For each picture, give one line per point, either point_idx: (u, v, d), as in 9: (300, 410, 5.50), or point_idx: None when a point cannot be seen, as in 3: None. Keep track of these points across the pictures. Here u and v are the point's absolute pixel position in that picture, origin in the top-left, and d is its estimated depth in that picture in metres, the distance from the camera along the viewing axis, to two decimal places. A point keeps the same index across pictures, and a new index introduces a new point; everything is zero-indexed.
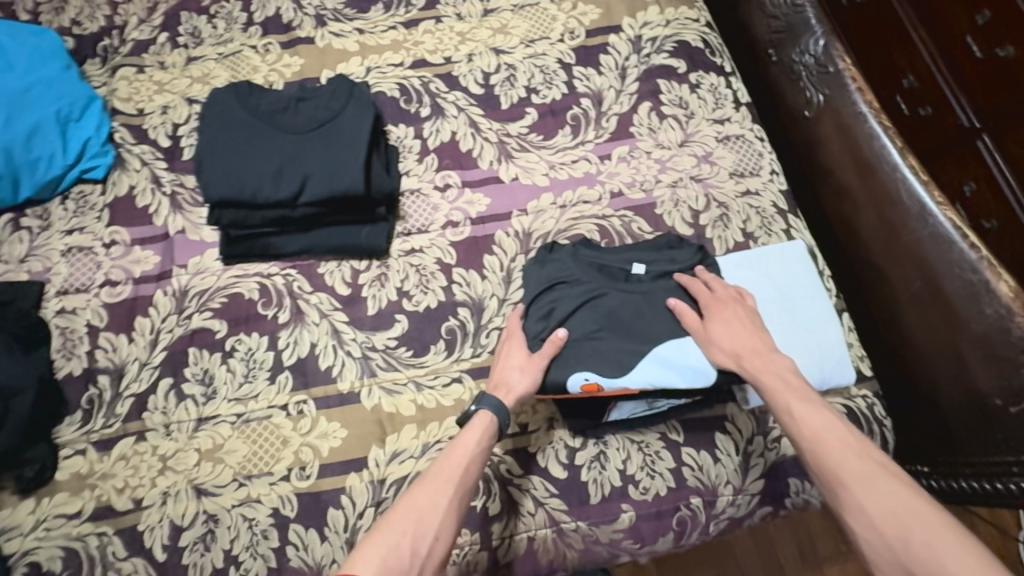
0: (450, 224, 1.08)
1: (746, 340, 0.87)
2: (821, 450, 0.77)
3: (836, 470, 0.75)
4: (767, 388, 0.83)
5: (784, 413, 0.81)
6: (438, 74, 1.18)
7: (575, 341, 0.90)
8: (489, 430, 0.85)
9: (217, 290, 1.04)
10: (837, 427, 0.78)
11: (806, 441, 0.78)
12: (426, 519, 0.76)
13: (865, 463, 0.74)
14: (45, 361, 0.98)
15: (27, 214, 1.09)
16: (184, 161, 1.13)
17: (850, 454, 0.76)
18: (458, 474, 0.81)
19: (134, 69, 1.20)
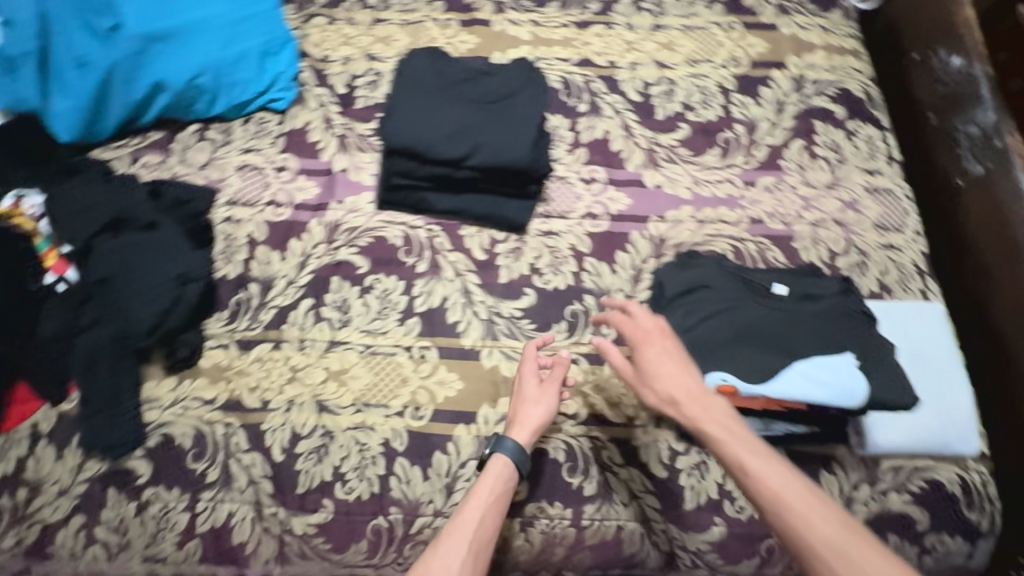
0: (590, 216, 1.12)
1: (677, 380, 0.82)
2: (788, 513, 0.70)
3: (801, 536, 0.69)
4: (713, 440, 0.78)
5: (741, 470, 0.75)
6: (601, 76, 1.24)
7: (711, 344, 0.90)
8: (506, 474, 0.86)
9: (366, 230, 1.12)
10: (792, 485, 0.72)
11: (768, 504, 0.72)
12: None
13: (831, 526, 0.69)
14: (207, 258, 1.06)
15: (212, 128, 1.20)
16: (356, 108, 1.23)
17: (810, 513, 0.70)
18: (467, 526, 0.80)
19: (327, 20, 1.31)
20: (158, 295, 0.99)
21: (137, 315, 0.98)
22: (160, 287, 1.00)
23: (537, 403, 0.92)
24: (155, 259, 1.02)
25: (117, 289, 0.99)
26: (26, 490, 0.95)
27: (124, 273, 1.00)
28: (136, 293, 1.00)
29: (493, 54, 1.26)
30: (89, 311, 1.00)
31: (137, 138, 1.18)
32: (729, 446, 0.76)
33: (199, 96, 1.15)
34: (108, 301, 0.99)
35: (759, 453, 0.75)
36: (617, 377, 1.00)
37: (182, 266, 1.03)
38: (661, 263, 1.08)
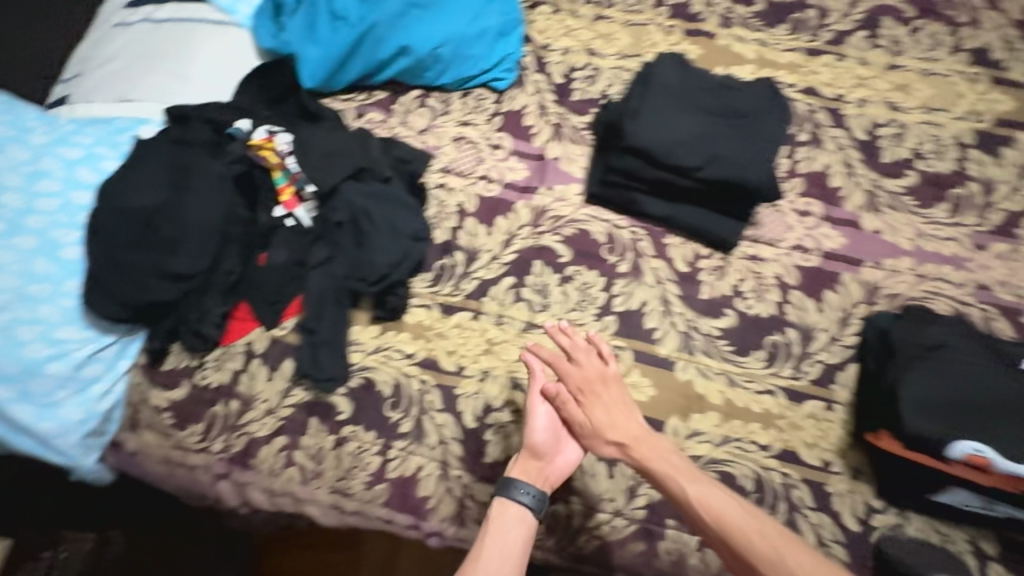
0: (800, 248, 1.09)
1: (608, 413, 0.91)
2: (733, 531, 0.81)
3: (748, 551, 0.79)
4: (656, 473, 0.86)
5: (686, 501, 0.83)
6: (826, 107, 1.20)
7: (957, 410, 0.87)
8: (503, 517, 0.87)
9: (571, 221, 1.13)
10: (689, 482, 0.84)
11: (713, 527, 0.82)
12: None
13: (745, 527, 0.81)
14: (424, 218, 1.10)
15: (433, 96, 1.24)
16: (572, 100, 1.24)
17: (736, 520, 0.81)
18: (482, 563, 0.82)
19: (551, 9, 1.33)
20: (392, 245, 1.04)
21: (367, 262, 1.02)
22: (392, 241, 1.04)
23: (539, 426, 0.92)
24: (390, 213, 1.06)
25: (353, 234, 1.05)
26: (239, 402, 1.02)
27: (361, 220, 1.05)
28: (369, 242, 1.03)
29: (716, 68, 1.24)
30: (325, 250, 1.05)
31: (363, 94, 1.25)
32: (691, 485, 0.84)
33: (434, 65, 1.19)
34: (344, 245, 1.04)
35: (689, 472, 0.86)
36: (815, 419, 0.98)
37: (411, 224, 1.06)
38: (873, 310, 1.04)
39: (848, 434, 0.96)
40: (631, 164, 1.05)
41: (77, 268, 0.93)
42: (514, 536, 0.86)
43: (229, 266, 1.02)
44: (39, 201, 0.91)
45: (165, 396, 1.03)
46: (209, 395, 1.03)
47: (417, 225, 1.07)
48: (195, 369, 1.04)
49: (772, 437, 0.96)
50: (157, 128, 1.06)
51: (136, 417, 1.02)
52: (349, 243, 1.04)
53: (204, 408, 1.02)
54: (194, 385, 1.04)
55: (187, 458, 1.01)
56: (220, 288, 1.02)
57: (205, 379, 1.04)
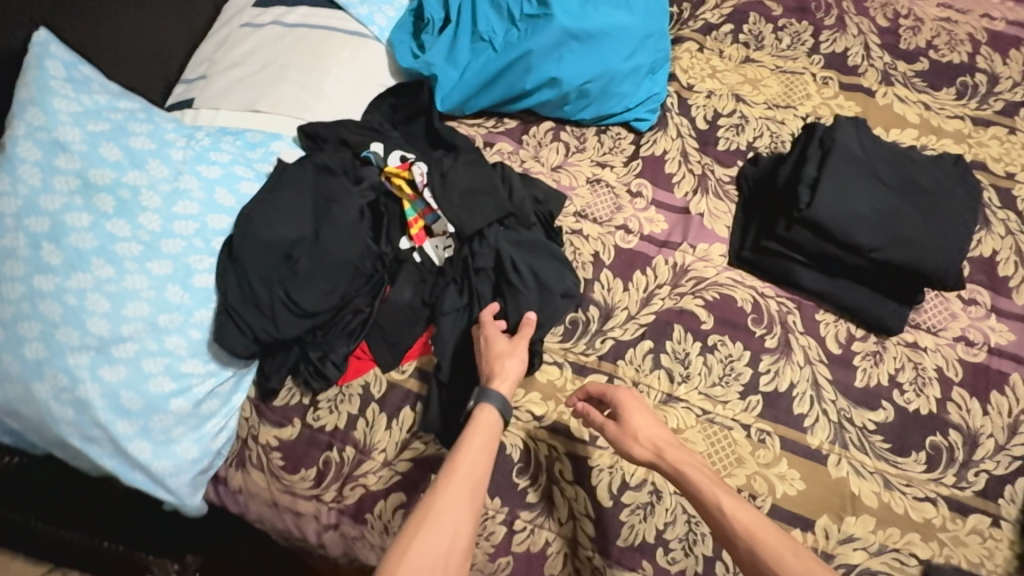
0: (965, 341, 1.01)
1: (648, 434, 0.88)
2: (754, 544, 0.76)
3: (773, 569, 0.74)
4: (694, 483, 0.82)
5: (716, 510, 0.79)
6: (996, 185, 1.11)
7: None
8: (487, 420, 0.85)
9: (713, 284, 1.05)
10: (723, 498, 0.80)
11: (741, 539, 0.77)
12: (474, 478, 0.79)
13: (774, 543, 0.75)
14: (569, 274, 1.02)
15: (567, 131, 1.17)
16: (717, 149, 1.16)
17: (767, 537, 0.76)
18: (483, 427, 0.84)
19: (696, 46, 1.25)
20: (551, 313, 0.99)
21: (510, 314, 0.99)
22: (536, 298, 1.00)
23: (511, 355, 0.90)
24: (534, 262, 1.01)
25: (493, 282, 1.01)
26: (354, 449, 0.96)
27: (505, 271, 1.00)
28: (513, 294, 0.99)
29: (875, 129, 1.15)
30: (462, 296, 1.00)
31: (492, 120, 1.17)
32: (719, 499, 0.80)
33: (578, 100, 1.11)
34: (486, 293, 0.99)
35: (718, 484, 0.81)
36: (981, 536, 0.90)
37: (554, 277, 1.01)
38: None
39: (1016, 556, 0.89)
40: (799, 234, 0.98)
41: (208, 297, 0.87)
42: (496, 403, 0.86)
43: (355, 304, 0.97)
44: (176, 223, 0.85)
45: (275, 434, 0.96)
46: (323, 438, 0.96)
47: (569, 287, 1.01)
48: (308, 408, 0.98)
49: (933, 552, 0.89)
50: (294, 148, 1.00)
51: (244, 454, 0.96)
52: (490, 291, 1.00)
53: (317, 451, 0.96)
54: (307, 425, 0.97)
55: (295, 503, 0.95)
56: (344, 327, 0.96)
57: (320, 420, 0.97)
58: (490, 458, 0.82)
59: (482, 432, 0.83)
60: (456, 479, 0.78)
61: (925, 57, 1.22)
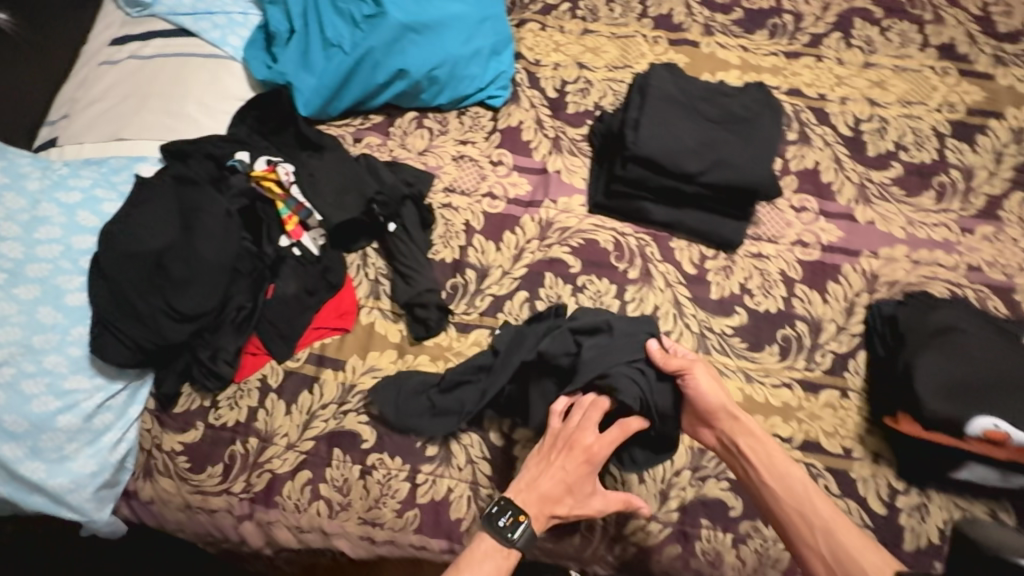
0: (801, 243, 1.13)
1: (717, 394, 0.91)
2: (838, 537, 0.81)
3: (858, 566, 0.79)
4: (774, 462, 0.88)
5: (794, 491, 0.86)
6: (811, 107, 1.25)
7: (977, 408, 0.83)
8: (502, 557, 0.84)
9: (577, 232, 1.15)
10: (813, 495, 0.85)
11: (820, 521, 0.83)
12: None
13: (859, 543, 0.81)
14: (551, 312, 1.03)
15: (429, 117, 1.25)
16: (567, 113, 1.26)
17: (852, 538, 0.81)
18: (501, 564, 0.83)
19: (538, 26, 1.36)
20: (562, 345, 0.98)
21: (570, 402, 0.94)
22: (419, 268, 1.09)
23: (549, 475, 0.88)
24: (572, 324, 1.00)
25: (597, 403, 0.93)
26: (258, 439, 1.00)
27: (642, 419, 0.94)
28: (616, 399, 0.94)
29: (703, 76, 1.28)
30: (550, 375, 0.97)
31: (358, 119, 1.25)
32: (810, 497, 0.84)
33: (430, 87, 1.21)
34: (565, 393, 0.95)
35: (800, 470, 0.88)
36: (832, 407, 1.00)
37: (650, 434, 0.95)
38: (875, 298, 1.08)
39: (865, 419, 0.99)
40: (635, 171, 1.08)
41: (83, 315, 0.92)
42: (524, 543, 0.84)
43: (238, 301, 1.02)
44: (40, 248, 0.91)
45: (178, 439, 1.00)
46: (226, 435, 1.00)
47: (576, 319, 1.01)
48: (209, 409, 1.01)
49: (793, 429, 0.99)
50: (156, 167, 1.05)
51: (149, 464, 0.99)
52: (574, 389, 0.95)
53: (222, 448, 0.99)
54: (209, 425, 1.01)
55: (206, 501, 0.98)
56: (230, 325, 1.01)
57: (221, 418, 1.01)
58: None
59: (498, 569, 0.83)
60: None
61: (739, 7, 1.36)
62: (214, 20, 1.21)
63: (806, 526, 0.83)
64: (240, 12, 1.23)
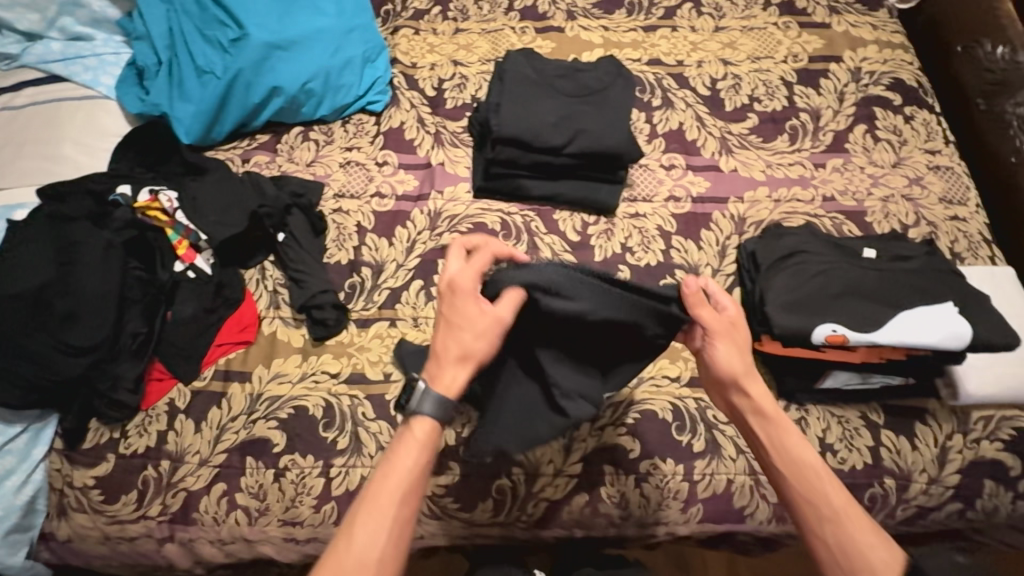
0: (673, 199, 1.21)
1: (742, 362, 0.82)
2: (846, 527, 0.75)
3: (863, 559, 0.73)
4: (786, 442, 0.80)
5: (806, 477, 0.78)
6: (671, 73, 1.33)
7: (822, 315, 0.90)
8: (425, 444, 0.77)
9: (465, 218, 1.19)
10: (827, 479, 0.77)
11: (830, 508, 0.76)
12: (402, 518, 0.74)
13: (868, 534, 0.74)
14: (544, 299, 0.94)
15: (315, 129, 1.29)
16: (447, 109, 1.32)
17: (862, 527, 0.75)
18: (419, 443, 0.77)
19: (412, 31, 1.42)
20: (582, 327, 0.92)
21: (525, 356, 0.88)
22: (316, 274, 1.13)
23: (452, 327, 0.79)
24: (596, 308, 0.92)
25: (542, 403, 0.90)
26: (169, 461, 1.01)
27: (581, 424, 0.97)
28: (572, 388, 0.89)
29: (569, 58, 1.36)
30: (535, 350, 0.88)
31: (245, 140, 1.27)
32: (823, 482, 0.77)
33: (307, 100, 1.25)
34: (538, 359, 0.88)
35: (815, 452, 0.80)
36: None
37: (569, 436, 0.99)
38: (744, 239, 1.16)
39: None
40: (505, 152, 1.15)
41: None
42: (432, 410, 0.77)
43: (133, 328, 1.04)
44: None
45: (90, 474, 1.00)
46: (137, 461, 1.01)
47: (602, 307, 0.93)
48: (119, 440, 1.02)
49: (680, 369, 1.05)
50: (29, 211, 1.09)
51: (62, 503, 1.00)
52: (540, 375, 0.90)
53: (134, 475, 1.00)
54: (119, 455, 1.01)
55: (125, 530, 0.99)
56: (128, 351, 1.03)
57: (130, 447, 1.02)
58: (418, 475, 0.76)
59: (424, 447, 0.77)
60: (378, 509, 0.73)
61: None
62: (85, 63, 1.24)
63: (816, 513, 0.77)
64: (112, 52, 1.27)
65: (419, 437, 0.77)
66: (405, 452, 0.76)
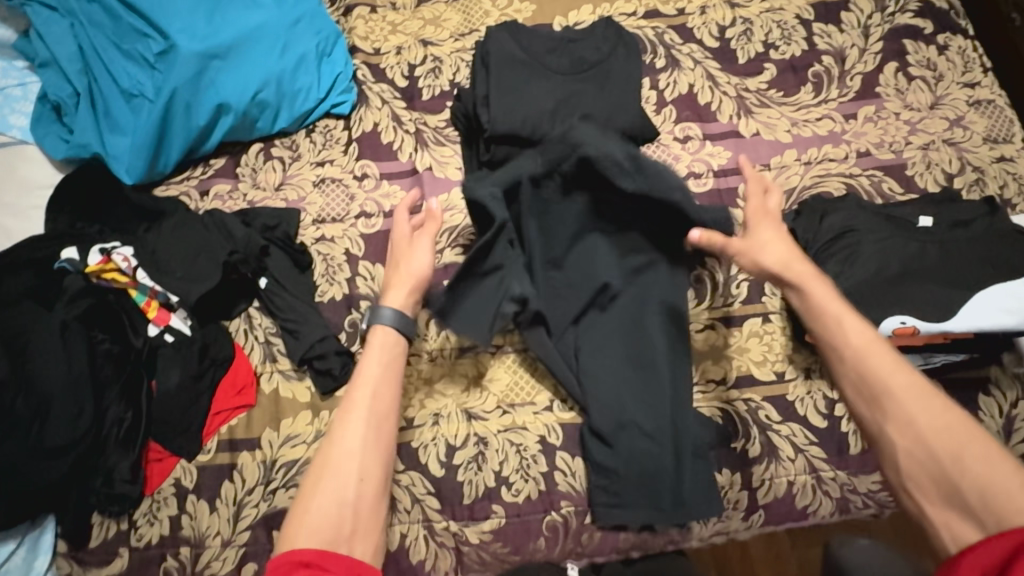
0: (693, 175, 1.07)
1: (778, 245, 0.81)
2: (865, 360, 0.68)
3: (882, 384, 0.66)
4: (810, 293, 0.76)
5: (831, 326, 0.72)
6: (672, 26, 1.16)
7: (885, 308, 0.83)
8: (388, 346, 0.79)
9: (466, 228, 1.06)
10: (845, 319, 0.72)
11: (850, 347, 0.70)
12: (380, 407, 0.74)
13: (890, 362, 0.67)
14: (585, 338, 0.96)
15: (276, 145, 1.11)
16: (424, 101, 1.14)
17: (885, 360, 0.67)
18: (379, 347, 0.78)
19: (368, 9, 1.21)
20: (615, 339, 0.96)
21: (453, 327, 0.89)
22: (309, 317, 1.00)
23: (406, 257, 0.86)
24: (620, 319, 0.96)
25: (538, 331, 0.97)
26: (189, 547, 0.92)
27: (633, 362, 0.94)
28: (618, 287, 0.97)
29: (555, 21, 1.18)
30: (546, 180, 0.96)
31: (198, 168, 1.10)
32: (840, 324, 0.71)
33: (262, 113, 1.08)
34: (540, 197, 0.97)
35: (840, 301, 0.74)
36: (758, 336, 0.98)
37: (642, 420, 0.91)
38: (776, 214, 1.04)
39: (790, 339, 0.98)
40: (501, 150, 1.01)
41: None
42: (389, 319, 0.80)
43: (116, 414, 0.93)
44: None
45: (104, 573, 0.91)
46: (154, 552, 0.92)
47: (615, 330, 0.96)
48: (128, 531, 0.93)
49: (725, 369, 0.97)
50: None
51: None
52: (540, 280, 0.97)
53: (154, 567, 0.92)
54: (133, 548, 0.92)
55: None
56: (116, 440, 0.93)
57: (142, 537, 0.92)
58: (392, 374, 0.77)
59: (383, 348, 0.78)
60: (351, 406, 0.73)
61: None
62: None
63: (836, 358, 0.71)
64: (17, 83, 1.06)
65: (375, 344, 0.78)
66: (366, 358, 0.77)
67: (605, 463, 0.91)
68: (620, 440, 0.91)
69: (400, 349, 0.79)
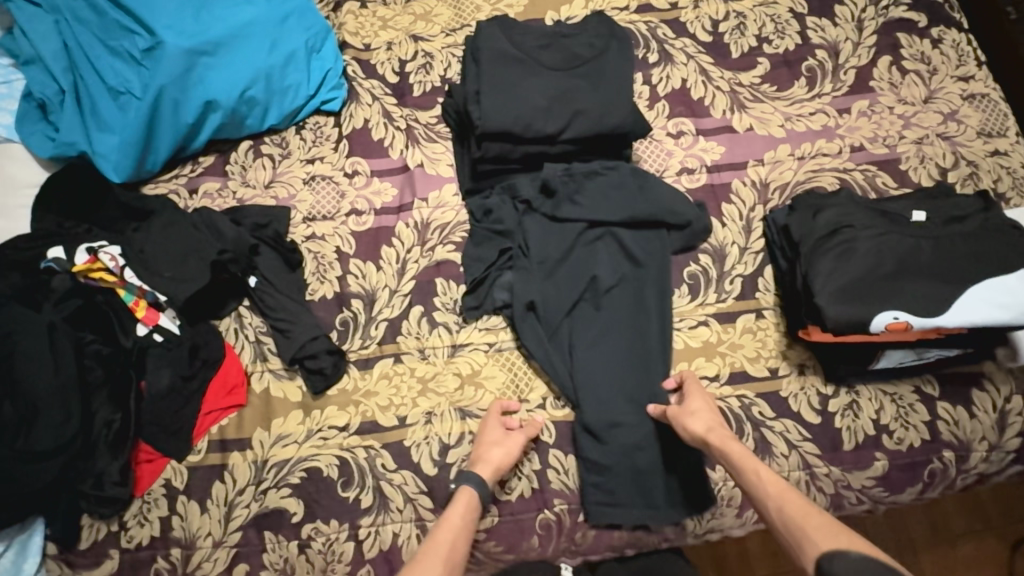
0: (686, 171, 1.07)
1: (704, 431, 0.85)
2: (785, 509, 0.72)
3: (802, 530, 0.69)
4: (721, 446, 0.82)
5: (750, 477, 0.77)
6: (665, 20, 1.16)
7: (880, 302, 0.82)
8: (471, 504, 0.83)
9: (458, 225, 1.05)
10: (761, 470, 0.77)
11: (771, 498, 0.74)
12: (454, 556, 0.77)
13: (806, 510, 0.71)
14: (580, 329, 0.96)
15: (266, 142, 1.10)
16: (415, 97, 1.13)
17: (803, 509, 0.71)
18: (463, 502, 0.83)
19: (358, 4, 1.19)
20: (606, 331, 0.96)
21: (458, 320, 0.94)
22: (301, 317, 0.99)
23: (494, 443, 0.89)
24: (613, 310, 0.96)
25: (529, 324, 0.98)
26: (180, 548, 0.91)
27: (627, 355, 0.95)
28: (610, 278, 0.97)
29: (546, 16, 1.17)
30: (536, 192, 1.02)
31: (187, 166, 1.09)
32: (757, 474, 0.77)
33: (251, 110, 1.06)
34: (532, 202, 1.01)
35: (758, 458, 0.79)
36: (751, 331, 0.98)
37: (629, 416, 0.92)
38: (769, 209, 1.03)
39: (784, 335, 0.97)
40: (493, 147, 1.00)
41: None
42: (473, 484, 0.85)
43: (104, 417, 0.92)
44: None
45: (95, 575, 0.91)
46: (144, 554, 0.91)
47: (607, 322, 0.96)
48: (119, 533, 0.92)
49: (718, 366, 0.96)
50: None
51: None
52: (533, 277, 0.98)
53: (144, 569, 0.91)
54: (123, 550, 0.91)
55: None
56: (104, 443, 0.92)
57: (133, 539, 0.92)
58: (467, 537, 0.80)
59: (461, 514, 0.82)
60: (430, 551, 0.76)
61: None
62: None
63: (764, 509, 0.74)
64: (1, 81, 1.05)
65: (453, 516, 0.82)
66: (450, 511, 0.82)
67: (597, 459, 0.91)
68: (612, 437, 0.91)
69: (477, 512, 0.84)
